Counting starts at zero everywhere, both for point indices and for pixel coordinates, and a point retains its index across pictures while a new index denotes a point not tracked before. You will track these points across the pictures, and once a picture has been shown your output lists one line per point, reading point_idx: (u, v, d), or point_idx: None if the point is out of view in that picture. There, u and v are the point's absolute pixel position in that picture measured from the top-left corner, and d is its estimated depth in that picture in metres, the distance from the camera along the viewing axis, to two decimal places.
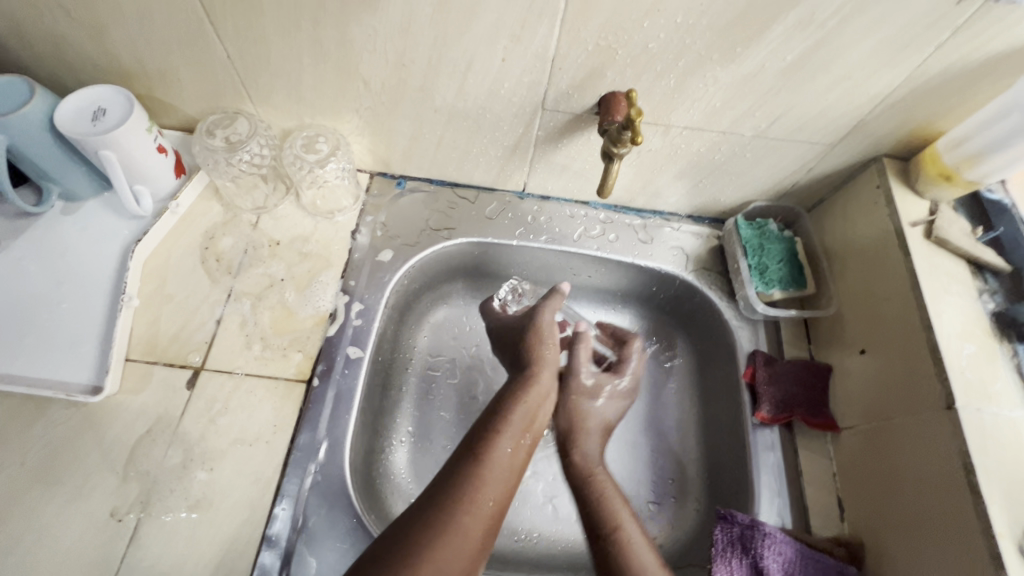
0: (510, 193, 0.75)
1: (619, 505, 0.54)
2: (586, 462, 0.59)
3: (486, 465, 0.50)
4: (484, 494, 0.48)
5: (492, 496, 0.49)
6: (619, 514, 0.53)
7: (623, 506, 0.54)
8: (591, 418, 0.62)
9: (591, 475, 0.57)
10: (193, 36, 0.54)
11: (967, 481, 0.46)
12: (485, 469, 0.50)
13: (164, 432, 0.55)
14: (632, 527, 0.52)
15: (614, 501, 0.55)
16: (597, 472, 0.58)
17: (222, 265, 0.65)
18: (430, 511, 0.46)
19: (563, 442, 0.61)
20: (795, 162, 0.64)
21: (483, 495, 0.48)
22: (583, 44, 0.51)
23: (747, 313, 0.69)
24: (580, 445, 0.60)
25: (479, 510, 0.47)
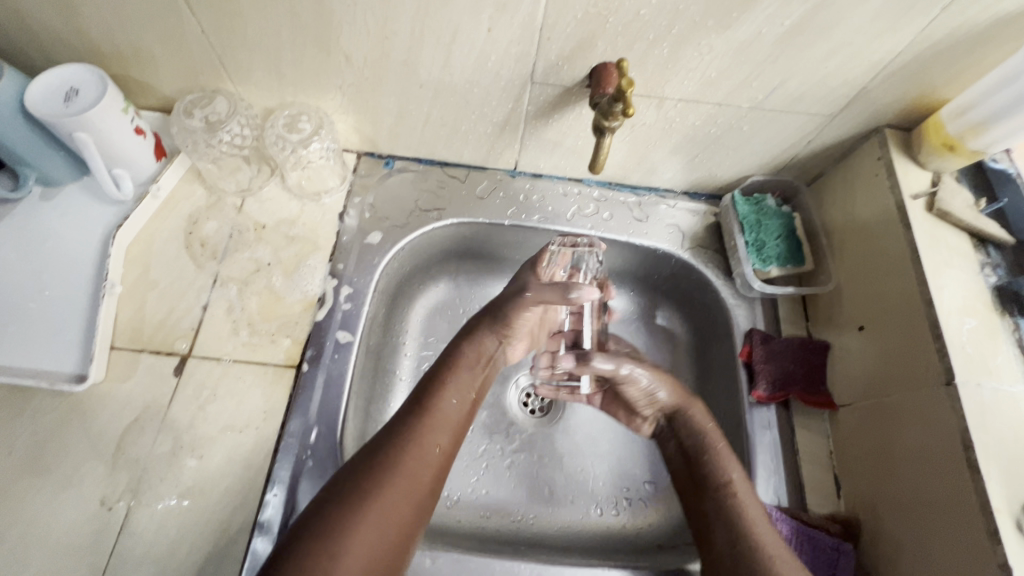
0: (501, 171, 0.73)
1: (737, 479, 0.52)
2: (700, 435, 0.56)
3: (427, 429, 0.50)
4: (418, 456, 0.48)
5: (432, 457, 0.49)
6: (729, 468, 0.53)
7: (736, 467, 0.53)
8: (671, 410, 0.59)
9: (710, 454, 0.54)
10: (164, 10, 0.52)
11: (965, 457, 0.46)
12: (422, 432, 0.49)
13: (152, 420, 0.55)
14: (742, 481, 0.52)
15: (725, 454, 0.54)
16: (709, 436, 0.56)
17: (208, 250, 0.64)
18: (364, 472, 0.45)
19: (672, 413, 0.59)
20: (794, 135, 0.62)
21: (419, 455, 0.48)
22: (572, 12, 0.49)
23: (743, 291, 0.68)
24: (691, 411, 0.59)
25: (417, 469, 0.47)
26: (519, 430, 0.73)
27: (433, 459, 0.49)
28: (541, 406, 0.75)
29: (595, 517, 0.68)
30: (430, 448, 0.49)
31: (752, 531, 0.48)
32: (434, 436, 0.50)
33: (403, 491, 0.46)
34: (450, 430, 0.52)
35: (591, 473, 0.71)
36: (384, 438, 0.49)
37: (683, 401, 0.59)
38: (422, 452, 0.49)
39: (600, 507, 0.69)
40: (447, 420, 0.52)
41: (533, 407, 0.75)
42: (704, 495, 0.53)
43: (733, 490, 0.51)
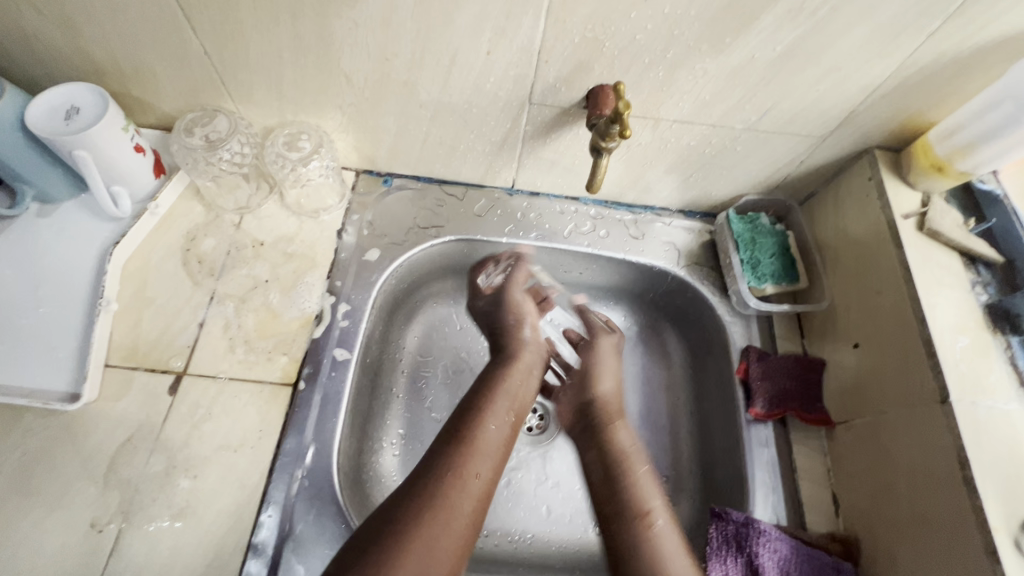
0: (499, 189, 0.74)
1: (657, 506, 0.52)
2: (612, 444, 0.58)
3: (470, 455, 0.50)
4: (461, 491, 0.47)
5: (470, 495, 0.47)
6: (647, 497, 0.52)
7: (661, 507, 0.52)
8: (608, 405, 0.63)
9: (630, 476, 0.54)
10: (167, 31, 0.53)
11: (962, 475, 0.46)
12: (467, 462, 0.49)
13: (146, 439, 0.54)
14: (662, 512, 0.51)
15: (645, 482, 0.54)
16: (633, 460, 0.56)
17: (205, 267, 0.64)
18: (401, 510, 0.44)
19: (600, 422, 0.61)
20: (786, 156, 0.64)
21: (462, 483, 0.47)
22: (570, 37, 0.50)
23: (739, 308, 0.68)
24: (614, 434, 0.59)
25: (458, 497, 0.46)
26: (515, 448, 0.72)
27: (488, 473, 0.50)
28: (538, 424, 0.75)
29: (593, 537, 0.68)
30: (479, 479, 0.48)
31: (668, 566, 0.47)
32: (484, 460, 0.50)
33: (457, 519, 0.45)
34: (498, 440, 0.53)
35: (589, 492, 0.71)
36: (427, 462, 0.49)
37: (619, 412, 0.62)
38: (467, 481, 0.48)
39: (598, 527, 0.68)
40: (499, 443, 0.53)
41: (531, 424, 0.75)
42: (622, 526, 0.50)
43: (640, 515, 0.50)
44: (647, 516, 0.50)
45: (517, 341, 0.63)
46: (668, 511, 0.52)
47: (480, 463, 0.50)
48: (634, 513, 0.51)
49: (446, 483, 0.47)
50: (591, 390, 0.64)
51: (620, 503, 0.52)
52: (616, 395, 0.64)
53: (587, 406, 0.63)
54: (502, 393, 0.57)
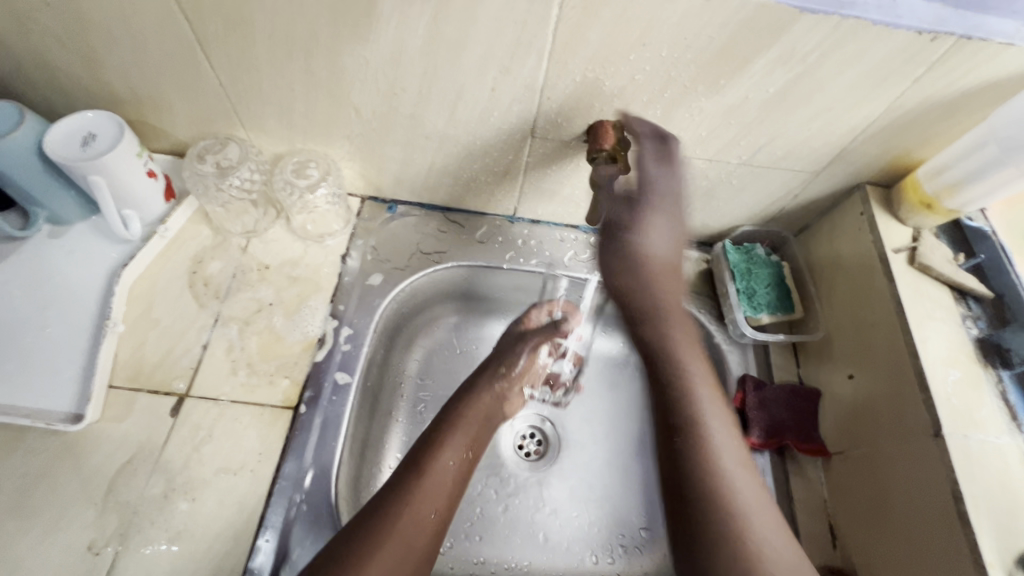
0: (500, 217, 0.75)
1: (726, 455, 0.49)
2: (683, 380, 0.53)
3: (414, 494, 0.52)
4: (407, 525, 0.50)
5: (414, 531, 0.50)
6: (698, 399, 0.52)
7: (731, 454, 0.50)
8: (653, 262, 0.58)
9: (687, 386, 0.53)
10: (185, 63, 0.55)
11: (956, 510, 0.46)
12: (417, 497, 0.52)
13: (146, 461, 0.54)
14: (705, 389, 0.54)
15: (693, 377, 0.54)
16: (672, 331, 0.57)
17: (211, 289, 0.65)
18: (353, 542, 0.48)
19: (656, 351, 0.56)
20: (780, 190, 0.66)
21: (417, 515, 0.51)
22: (571, 76, 0.52)
23: (736, 337, 0.69)
24: (643, 233, 0.58)
25: (412, 531, 0.50)
26: (512, 474, 0.72)
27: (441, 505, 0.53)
28: (536, 449, 0.75)
29: (589, 566, 0.67)
30: (425, 515, 0.51)
31: (728, 482, 0.48)
32: (428, 496, 0.52)
33: (395, 555, 0.48)
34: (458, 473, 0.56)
35: (586, 520, 0.70)
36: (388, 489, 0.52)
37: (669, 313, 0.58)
38: (416, 516, 0.51)
39: (594, 556, 0.68)
40: (441, 481, 0.54)
41: (529, 450, 0.75)
42: (669, 437, 0.51)
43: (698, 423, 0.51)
44: (701, 432, 0.50)
45: (491, 377, 0.65)
46: (714, 388, 0.54)
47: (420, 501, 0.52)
48: (689, 419, 0.51)
49: (393, 516, 0.50)
50: (637, 294, 0.58)
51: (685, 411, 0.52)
52: (669, 264, 0.59)
53: (653, 311, 0.58)
54: (463, 426, 0.59)
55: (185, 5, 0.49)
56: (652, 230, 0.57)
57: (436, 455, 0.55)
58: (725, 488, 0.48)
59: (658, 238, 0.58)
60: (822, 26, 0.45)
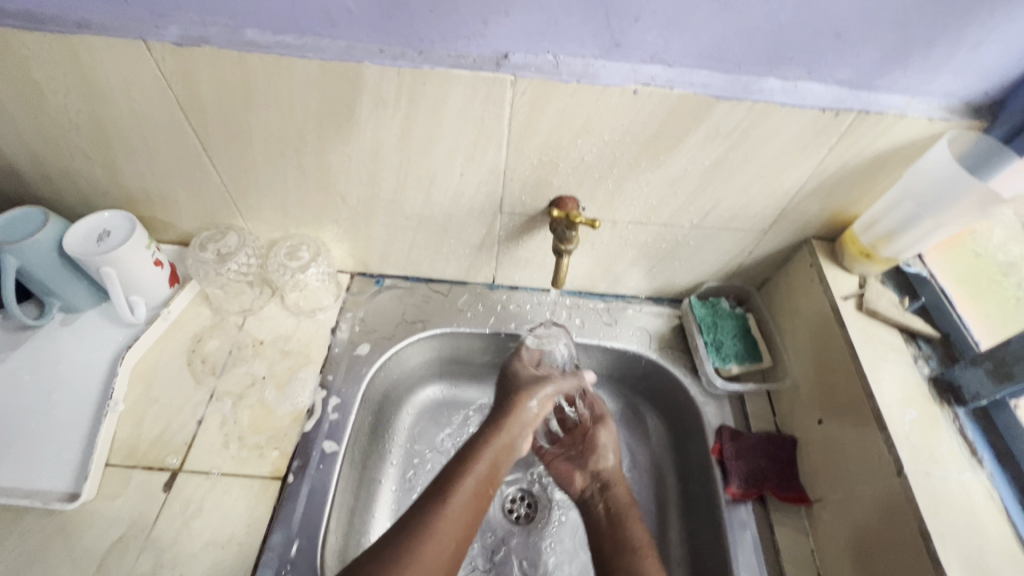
0: (481, 285, 0.81)
1: (634, 522, 0.63)
2: (615, 507, 0.65)
3: (448, 510, 0.54)
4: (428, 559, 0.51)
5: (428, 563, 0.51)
6: (636, 534, 0.62)
7: (637, 524, 0.63)
8: (603, 460, 0.70)
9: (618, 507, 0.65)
10: (193, 167, 0.63)
11: (925, 547, 0.47)
12: (443, 517, 0.54)
13: (136, 538, 0.56)
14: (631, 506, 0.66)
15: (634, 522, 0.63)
16: (614, 483, 0.68)
17: (207, 366, 0.69)
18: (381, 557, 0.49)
19: (599, 487, 0.69)
20: (734, 247, 0.71)
21: (440, 535, 0.53)
22: (529, 159, 0.59)
23: (710, 389, 0.72)
24: (602, 451, 0.71)
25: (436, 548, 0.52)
26: (504, 539, 0.73)
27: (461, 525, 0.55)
28: (526, 513, 0.75)
29: None
30: (451, 529, 0.53)
31: None
32: (461, 509, 0.55)
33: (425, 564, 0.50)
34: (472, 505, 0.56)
35: None
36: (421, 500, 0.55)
37: (619, 478, 0.69)
38: (440, 538, 0.52)
39: None
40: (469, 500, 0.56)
41: (519, 514, 0.75)
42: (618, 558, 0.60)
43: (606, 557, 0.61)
44: (641, 562, 0.58)
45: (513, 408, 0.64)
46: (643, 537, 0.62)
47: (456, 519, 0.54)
48: (623, 531, 0.62)
49: (424, 537, 0.51)
50: (593, 463, 0.70)
51: (624, 540, 0.61)
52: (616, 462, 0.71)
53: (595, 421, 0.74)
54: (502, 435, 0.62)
55: (192, 117, 0.57)
56: (599, 443, 0.71)
57: (467, 472, 0.58)
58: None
59: (609, 454, 0.71)
60: (738, 109, 0.53)
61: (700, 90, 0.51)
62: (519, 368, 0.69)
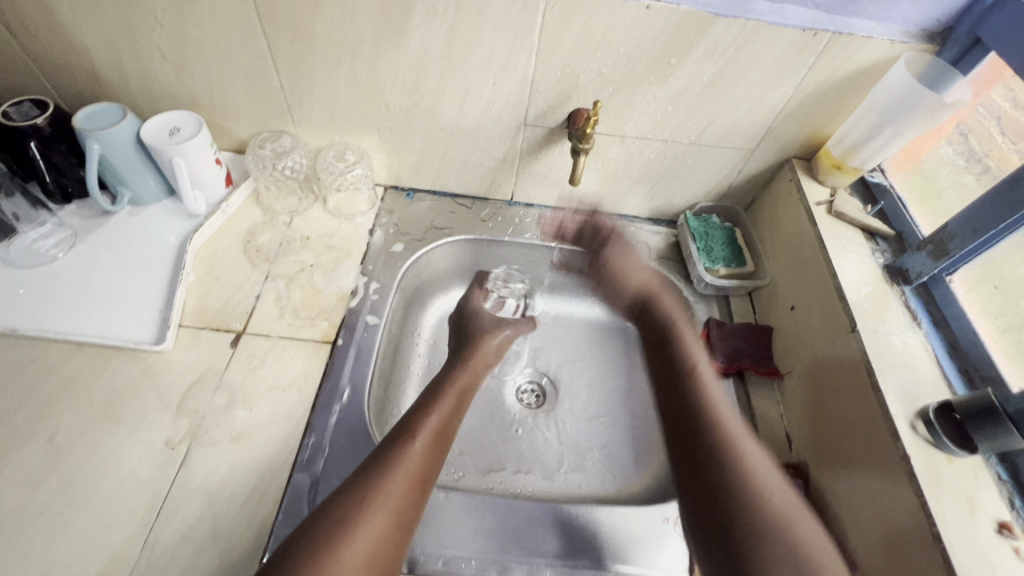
0: (500, 201, 0.91)
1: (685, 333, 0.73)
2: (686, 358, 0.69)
3: (411, 449, 0.57)
4: (383, 505, 0.52)
5: (386, 508, 0.52)
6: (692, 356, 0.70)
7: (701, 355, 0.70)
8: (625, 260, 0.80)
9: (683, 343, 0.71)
10: (257, 71, 0.72)
11: (869, 380, 0.58)
12: (408, 454, 0.57)
13: (211, 380, 0.65)
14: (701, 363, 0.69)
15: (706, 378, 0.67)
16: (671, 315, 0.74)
17: (262, 254, 0.78)
18: (337, 508, 0.51)
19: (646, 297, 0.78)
20: (726, 166, 0.81)
21: (402, 474, 0.55)
22: (554, 70, 0.69)
23: (700, 289, 0.83)
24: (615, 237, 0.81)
25: (389, 492, 0.53)
26: (516, 419, 0.83)
27: (419, 468, 0.56)
28: (535, 400, 0.86)
29: (585, 488, 0.77)
30: (417, 464, 0.56)
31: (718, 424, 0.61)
32: (419, 455, 0.57)
33: (394, 492, 0.53)
34: (432, 449, 0.59)
35: (586, 452, 0.80)
36: (379, 449, 0.57)
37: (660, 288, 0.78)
38: (406, 472, 0.55)
39: (588, 482, 0.77)
40: (430, 446, 0.59)
41: (528, 401, 0.86)
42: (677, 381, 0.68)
43: (765, 539, 0.52)
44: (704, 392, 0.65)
45: (468, 355, 0.74)
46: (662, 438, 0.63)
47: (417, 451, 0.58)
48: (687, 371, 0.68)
49: (390, 472, 0.54)
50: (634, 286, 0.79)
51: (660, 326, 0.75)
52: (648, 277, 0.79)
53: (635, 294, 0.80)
54: (453, 387, 0.68)
55: (265, 20, 0.65)
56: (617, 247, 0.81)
57: (431, 411, 0.62)
58: (727, 431, 0.60)
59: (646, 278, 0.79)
60: (732, 27, 0.63)
61: (702, 8, 0.61)
62: (479, 309, 0.82)
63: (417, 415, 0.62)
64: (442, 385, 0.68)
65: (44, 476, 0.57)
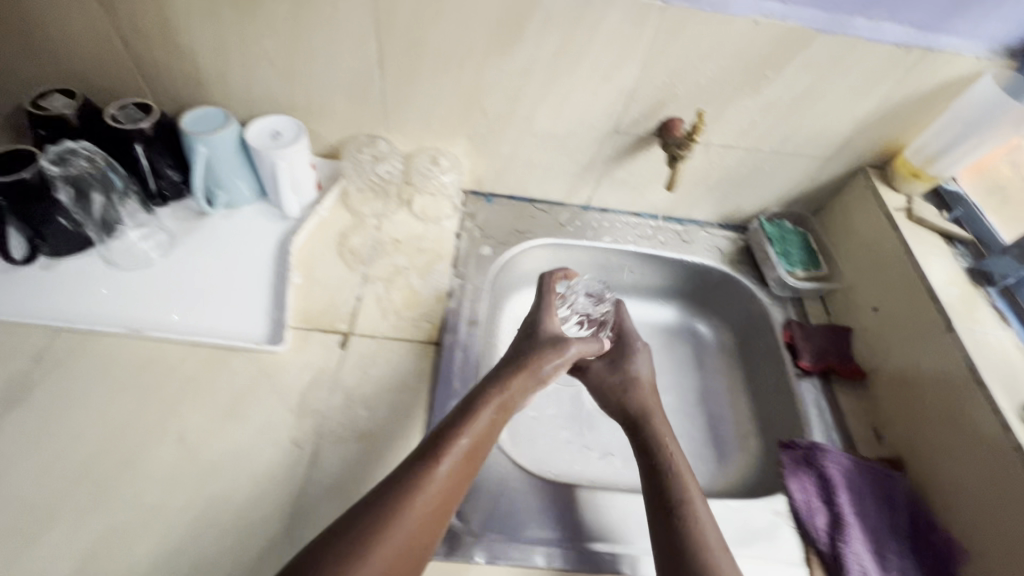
0: (576, 207, 0.93)
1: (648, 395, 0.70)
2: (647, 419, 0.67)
3: (435, 473, 0.51)
4: (402, 535, 0.47)
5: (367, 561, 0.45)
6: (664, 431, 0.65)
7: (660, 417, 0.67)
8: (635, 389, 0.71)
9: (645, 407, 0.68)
10: (362, 78, 0.73)
11: (973, 377, 0.61)
12: (433, 477, 0.51)
13: (326, 380, 0.66)
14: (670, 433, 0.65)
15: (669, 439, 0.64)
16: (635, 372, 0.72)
17: (356, 257, 0.79)
18: (358, 532, 0.46)
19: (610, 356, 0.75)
20: (801, 173, 0.85)
21: (423, 505, 0.49)
22: (654, 81, 0.72)
23: (777, 292, 0.86)
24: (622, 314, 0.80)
25: (411, 526, 0.48)
26: None
27: (441, 498, 0.51)
28: None
29: None
30: (438, 491, 0.51)
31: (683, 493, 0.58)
32: (443, 480, 0.51)
33: (405, 526, 0.48)
34: (459, 472, 0.53)
35: None
36: (395, 473, 0.51)
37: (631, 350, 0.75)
38: (424, 500, 0.50)
39: None
40: (458, 469, 0.53)
41: None
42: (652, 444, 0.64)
43: None
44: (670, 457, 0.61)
45: (534, 362, 0.63)
46: (703, 503, 0.58)
47: (449, 481, 0.52)
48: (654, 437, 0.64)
49: (410, 499, 0.49)
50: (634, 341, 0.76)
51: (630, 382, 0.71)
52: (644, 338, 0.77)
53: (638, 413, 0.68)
54: (493, 399, 0.58)
55: (381, 29, 0.67)
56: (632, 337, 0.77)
57: (466, 428, 0.55)
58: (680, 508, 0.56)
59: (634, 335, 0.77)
60: (832, 43, 0.66)
61: (806, 23, 0.65)
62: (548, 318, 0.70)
63: (450, 428, 0.55)
64: (483, 394, 0.58)
65: (179, 476, 0.57)
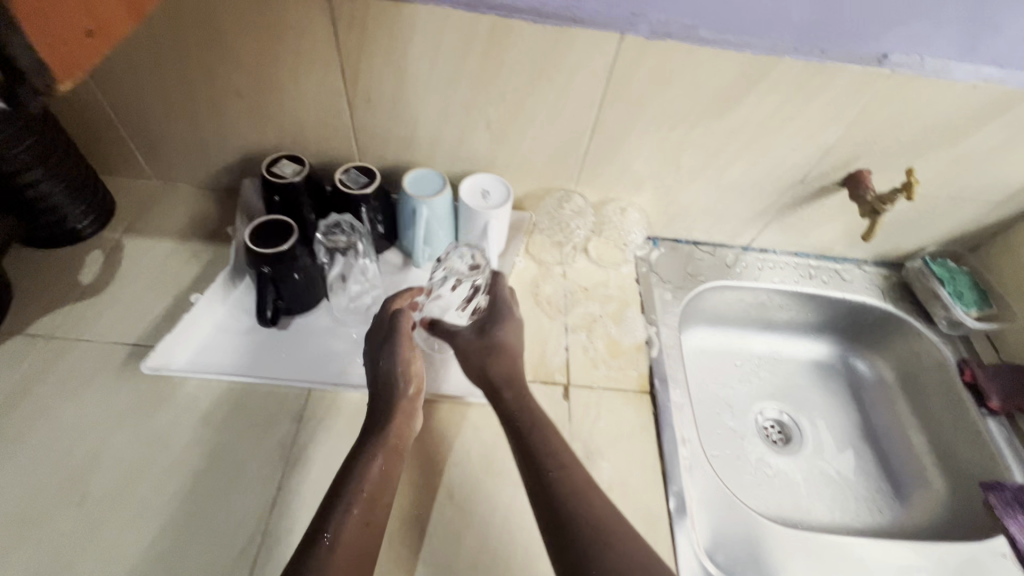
0: (737, 248, 0.96)
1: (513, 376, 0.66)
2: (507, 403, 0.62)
3: (358, 483, 0.54)
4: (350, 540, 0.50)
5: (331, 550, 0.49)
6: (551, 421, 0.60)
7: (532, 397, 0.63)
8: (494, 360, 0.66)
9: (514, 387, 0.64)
10: (570, 139, 0.77)
11: None
12: (355, 487, 0.54)
13: (562, 432, 0.70)
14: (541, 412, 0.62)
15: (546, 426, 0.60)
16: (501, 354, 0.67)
17: (553, 305, 0.83)
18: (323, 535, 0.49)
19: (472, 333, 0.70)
20: (969, 216, 0.88)
21: (351, 513, 0.52)
22: (855, 138, 0.75)
23: (947, 331, 0.89)
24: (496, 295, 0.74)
25: (347, 534, 0.50)
26: (773, 455, 0.88)
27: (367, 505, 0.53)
28: (781, 437, 0.91)
29: (864, 517, 0.82)
30: (364, 500, 0.53)
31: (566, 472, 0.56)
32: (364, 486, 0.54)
33: (347, 531, 0.51)
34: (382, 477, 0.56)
35: (852, 484, 0.86)
36: (341, 478, 0.55)
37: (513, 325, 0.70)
38: (352, 512, 0.52)
39: (859, 513, 0.83)
40: (380, 475, 0.56)
41: (775, 438, 0.91)
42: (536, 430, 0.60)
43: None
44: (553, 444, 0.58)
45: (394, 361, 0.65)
46: (586, 473, 0.56)
47: (363, 504, 0.53)
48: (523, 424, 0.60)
49: (334, 508, 0.52)
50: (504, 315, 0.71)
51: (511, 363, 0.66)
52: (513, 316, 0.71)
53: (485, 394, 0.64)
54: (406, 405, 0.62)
55: (607, 97, 0.70)
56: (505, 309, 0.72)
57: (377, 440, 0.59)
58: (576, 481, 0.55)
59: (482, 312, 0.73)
60: None
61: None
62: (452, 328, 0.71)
63: (364, 449, 0.58)
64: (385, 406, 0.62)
65: (461, 533, 0.60)
